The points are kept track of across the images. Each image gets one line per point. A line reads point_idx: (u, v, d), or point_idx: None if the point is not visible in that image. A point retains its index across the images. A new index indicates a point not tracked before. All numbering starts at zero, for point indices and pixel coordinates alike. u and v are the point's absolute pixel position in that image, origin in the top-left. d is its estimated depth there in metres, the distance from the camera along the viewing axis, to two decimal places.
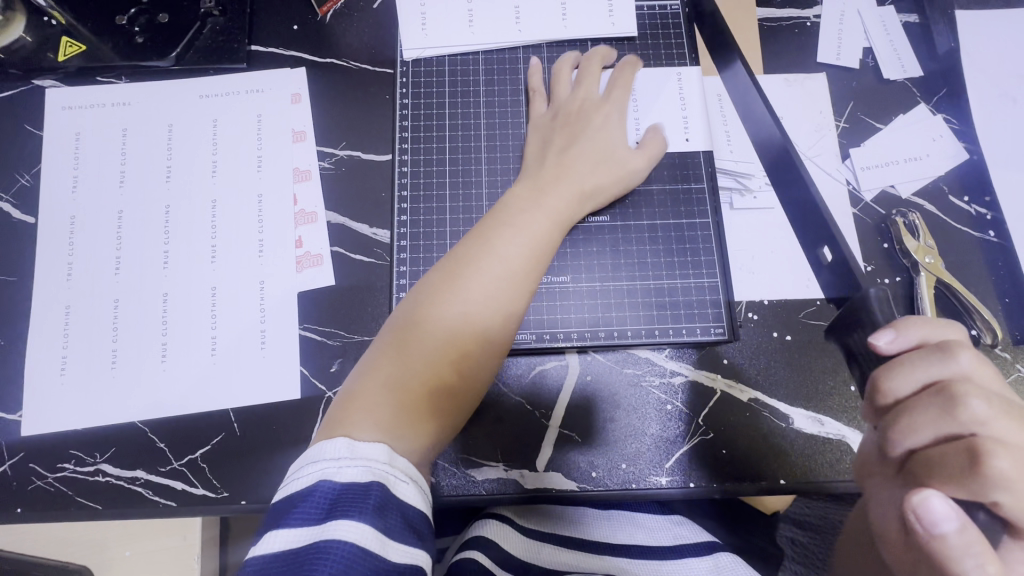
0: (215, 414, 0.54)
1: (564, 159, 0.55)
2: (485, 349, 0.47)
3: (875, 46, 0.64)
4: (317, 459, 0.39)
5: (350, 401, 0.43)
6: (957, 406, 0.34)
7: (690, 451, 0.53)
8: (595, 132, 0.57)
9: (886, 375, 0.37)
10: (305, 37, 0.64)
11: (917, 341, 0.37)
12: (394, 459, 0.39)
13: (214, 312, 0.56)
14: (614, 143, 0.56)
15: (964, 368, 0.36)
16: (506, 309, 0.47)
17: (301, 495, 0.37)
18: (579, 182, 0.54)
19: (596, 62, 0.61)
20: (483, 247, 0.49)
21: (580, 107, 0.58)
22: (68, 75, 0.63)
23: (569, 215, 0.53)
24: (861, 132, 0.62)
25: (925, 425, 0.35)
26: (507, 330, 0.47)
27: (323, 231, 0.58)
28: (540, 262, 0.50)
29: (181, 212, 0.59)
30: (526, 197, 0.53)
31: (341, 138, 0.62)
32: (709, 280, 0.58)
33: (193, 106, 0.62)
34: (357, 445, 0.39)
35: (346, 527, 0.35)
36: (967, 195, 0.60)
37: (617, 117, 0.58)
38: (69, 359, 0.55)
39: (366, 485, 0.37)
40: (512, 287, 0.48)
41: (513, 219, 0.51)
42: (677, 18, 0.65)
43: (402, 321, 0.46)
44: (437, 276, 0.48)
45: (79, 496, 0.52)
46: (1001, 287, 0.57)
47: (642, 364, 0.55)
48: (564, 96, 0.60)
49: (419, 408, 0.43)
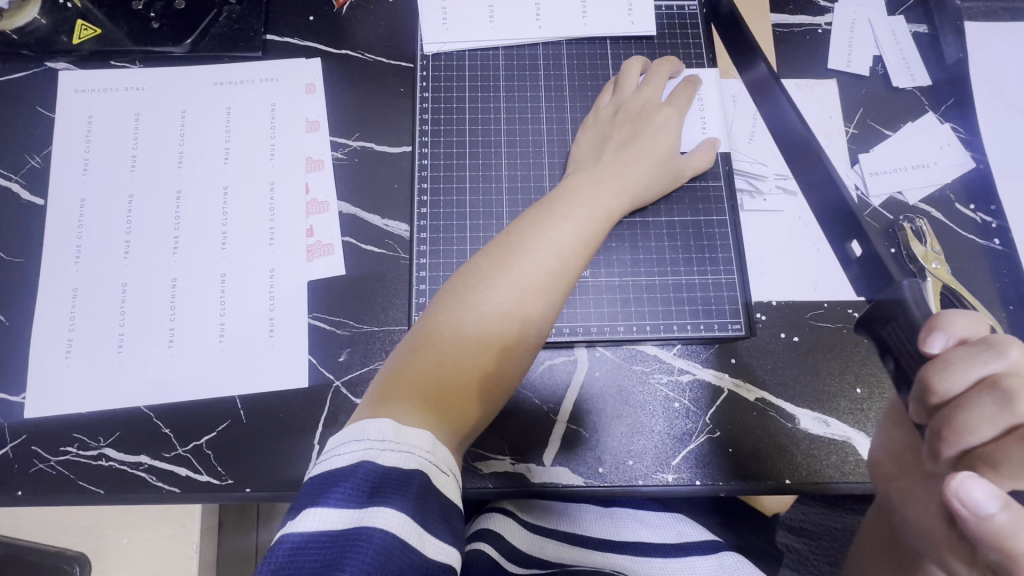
0: (221, 401, 0.53)
1: (623, 154, 0.55)
2: (531, 341, 0.46)
3: (885, 55, 0.65)
4: (362, 436, 0.38)
5: (394, 380, 0.43)
6: (1018, 403, 0.31)
7: (697, 449, 0.53)
8: (655, 134, 0.56)
9: (936, 375, 0.33)
10: (321, 28, 0.65)
11: (963, 337, 0.34)
12: (438, 447, 0.39)
13: (223, 299, 0.56)
14: (670, 148, 0.57)
15: (1015, 361, 0.32)
16: (555, 299, 0.47)
17: (342, 474, 0.37)
18: (633, 180, 0.54)
19: (667, 69, 0.61)
20: (537, 234, 0.48)
21: (642, 106, 0.58)
22: (82, 58, 0.63)
23: (620, 208, 0.53)
24: (870, 138, 0.63)
25: (983, 423, 0.32)
26: (554, 320, 0.47)
27: (335, 221, 0.58)
28: (589, 253, 0.50)
29: (192, 198, 0.58)
30: (581, 187, 0.52)
31: (355, 130, 0.62)
32: (726, 274, 0.58)
33: (207, 93, 0.62)
34: (401, 428, 0.39)
35: (389, 514, 0.35)
36: (973, 203, 0.61)
37: (678, 121, 0.58)
38: (74, 342, 0.54)
39: (408, 472, 0.37)
40: (565, 279, 0.47)
41: (566, 207, 0.50)
42: (693, 19, 0.66)
43: (449, 300, 0.46)
44: (485, 258, 0.47)
45: (80, 480, 0.52)
46: (1004, 295, 0.58)
47: (650, 362, 0.56)
48: (630, 91, 0.60)
49: (462, 393, 0.43)
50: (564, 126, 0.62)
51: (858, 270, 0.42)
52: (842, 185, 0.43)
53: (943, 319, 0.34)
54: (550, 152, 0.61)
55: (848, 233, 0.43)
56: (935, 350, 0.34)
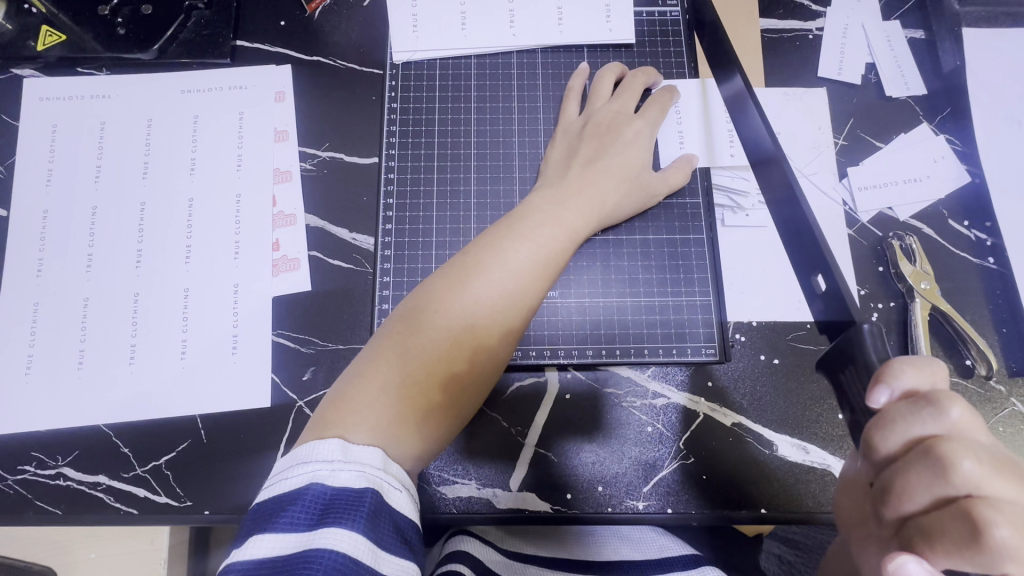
0: (181, 420, 0.52)
1: (590, 170, 0.53)
2: (488, 361, 0.45)
3: (877, 62, 0.62)
4: (309, 458, 0.36)
5: (342, 400, 0.41)
6: (953, 471, 0.29)
7: (670, 475, 0.51)
8: (625, 149, 0.54)
9: (873, 431, 0.32)
10: (292, 34, 0.63)
11: (910, 392, 0.31)
12: (389, 465, 0.37)
13: (185, 315, 0.54)
14: (643, 164, 0.55)
15: (957, 421, 0.30)
16: (514, 316, 0.45)
17: (289, 497, 0.35)
18: (602, 197, 0.52)
19: (643, 80, 0.59)
20: (496, 250, 0.46)
21: (613, 119, 0.56)
22: (47, 65, 0.61)
23: (588, 225, 0.51)
24: (860, 150, 0.60)
25: (918, 488, 0.30)
26: (514, 339, 0.46)
27: (301, 234, 0.57)
28: (553, 273, 0.48)
29: (156, 210, 0.57)
30: (546, 203, 0.50)
31: (324, 139, 0.60)
32: (702, 296, 0.56)
33: (174, 101, 0.60)
34: (351, 448, 0.37)
35: (338, 536, 0.33)
36: (967, 219, 0.58)
37: (648, 134, 0.56)
38: (34, 358, 0.53)
39: (360, 491, 0.35)
40: (526, 296, 0.46)
41: (528, 223, 0.48)
42: (676, 25, 0.63)
43: (405, 318, 0.44)
44: (443, 275, 0.46)
45: (38, 500, 0.51)
46: (997, 317, 0.55)
47: (622, 384, 0.54)
48: (600, 105, 0.58)
49: (415, 415, 0.41)
50: (539, 138, 0.60)
51: (821, 305, 0.41)
52: (804, 206, 0.41)
53: (888, 371, 0.31)
54: (521, 166, 0.59)
55: (813, 267, 0.42)
56: (877, 404, 0.32)
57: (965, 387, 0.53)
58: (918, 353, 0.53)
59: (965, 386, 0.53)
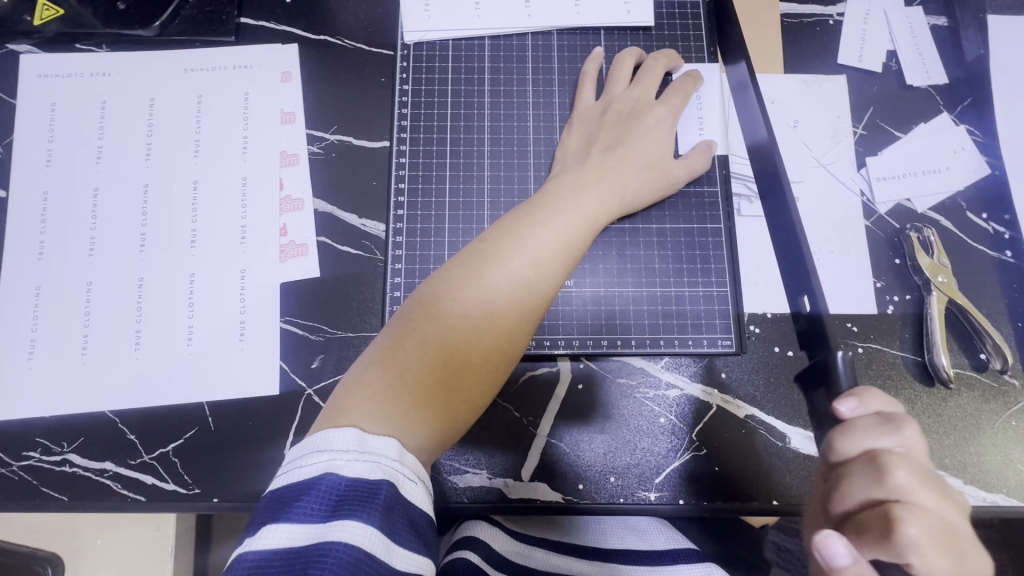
0: (189, 407, 0.52)
1: (610, 157, 0.52)
2: (505, 351, 0.43)
3: (899, 50, 0.61)
4: (324, 448, 0.35)
5: (357, 389, 0.40)
6: (888, 477, 0.36)
7: (682, 465, 0.51)
8: (646, 135, 0.53)
9: (835, 434, 0.39)
10: (299, 12, 0.61)
11: (876, 410, 0.38)
12: (404, 456, 0.37)
13: (191, 300, 0.53)
14: (663, 151, 0.54)
15: (907, 440, 0.37)
16: (531, 306, 0.44)
17: (304, 487, 0.34)
18: (623, 185, 0.51)
19: (663, 63, 0.57)
20: (514, 238, 0.45)
21: (634, 106, 0.55)
22: (45, 41, 0.59)
23: (608, 214, 0.50)
24: (879, 140, 0.59)
25: (856, 488, 0.37)
26: (530, 331, 0.45)
27: (310, 220, 0.56)
28: (573, 262, 0.47)
29: (161, 193, 0.56)
30: (565, 191, 0.49)
31: (333, 122, 0.58)
32: (717, 286, 0.55)
33: (177, 80, 0.58)
34: (367, 437, 0.36)
35: (353, 529, 0.32)
36: (985, 212, 0.57)
37: (670, 121, 0.55)
38: (37, 343, 0.52)
39: (375, 482, 0.34)
40: (544, 286, 0.45)
41: (547, 212, 0.47)
42: (696, 8, 0.62)
43: (420, 305, 0.43)
44: (459, 263, 0.45)
45: (43, 487, 0.50)
46: (1013, 311, 0.55)
47: (636, 375, 0.53)
48: (619, 91, 0.56)
49: (429, 406, 0.40)
50: (554, 123, 0.58)
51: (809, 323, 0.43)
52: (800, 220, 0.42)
53: (861, 389, 0.38)
54: (535, 152, 0.58)
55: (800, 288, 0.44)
56: (843, 412, 0.38)
57: (979, 381, 0.53)
58: (933, 347, 0.53)
59: (979, 380, 0.53)
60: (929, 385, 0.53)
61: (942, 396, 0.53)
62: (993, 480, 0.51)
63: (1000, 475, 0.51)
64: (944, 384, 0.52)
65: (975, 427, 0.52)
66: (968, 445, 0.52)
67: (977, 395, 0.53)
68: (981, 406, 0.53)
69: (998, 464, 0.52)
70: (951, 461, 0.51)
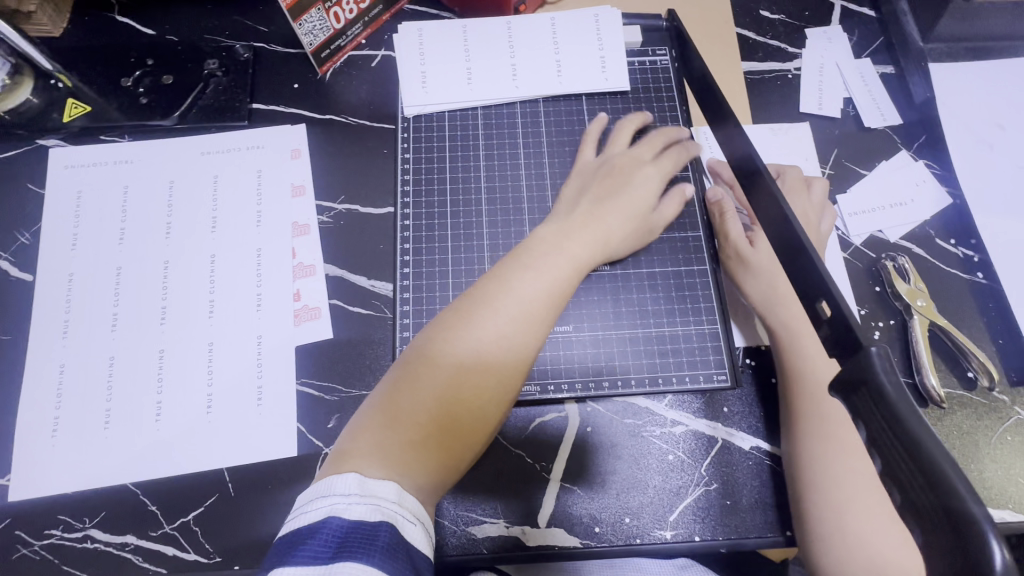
0: (209, 475, 0.53)
1: (597, 207, 0.56)
2: (498, 393, 0.45)
3: (854, 97, 0.67)
4: (327, 493, 0.38)
5: (359, 434, 0.43)
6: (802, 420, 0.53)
7: (694, 502, 0.52)
8: (634, 189, 0.58)
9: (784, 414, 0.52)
10: (306, 95, 0.67)
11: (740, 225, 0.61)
12: (402, 499, 0.39)
13: (210, 369, 0.55)
14: (648, 205, 0.58)
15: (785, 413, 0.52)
16: (521, 349, 0.46)
17: (309, 531, 0.36)
18: (606, 232, 0.55)
19: (671, 129, 0.63)
20: (502, 283, 0.48)
21: (628, 162, 0.59)
22: (71, 134, 0.64)
23: (592, 259, 0.53)
24: (847, 179, 0.64)
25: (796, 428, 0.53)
26: (521, 373, 0.46)
27: (322, 285, 0.59)
28: (559, 299, 0.49)
29: (179, 269, 0.59)
30: (551, 237, 0.53)
31: (340, 192, 0.63)
32: (709, 324, 0.58)
33: (194, 162, 0.63)
34: (366, 482, 0.39)
35: (354, 569, 0.33)
36: (953, 237, 0.61)
37: (657, 176, 0.59)
38: (60, 420, 0.54)
39: (375, 525, 0.36)
40: (531, 328, 0.47)
41: (532, 257, 0.50)
42: (666, 72, 0.68)
43: (417, 351, 0.46)
44: (453, 308, 0.48)
45: (65, 565, 0.50)
46: (993, 329, 0.58)
47: (642, 415, 0.55)
48: (618, 147, 0.62)
49: (425, 448, 0.42)
50: (546, 182, 0.63)
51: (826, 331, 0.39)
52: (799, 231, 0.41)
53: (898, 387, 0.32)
54: (530, 209, 0.62)
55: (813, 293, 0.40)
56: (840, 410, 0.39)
57: (970, 400, 0.55)
58: (921, 367, 0.55)
59: (969, 399, 0.55)
60: (923, 406, 0.55)
61: (937, 416, 0.55)
62: (998, 496, 0.52)
63: (1004, 490, 0.53)
64: (937, 404, 0.55)
65: (972, 444, 0.54)
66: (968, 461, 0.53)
67: (971, 412, 0.55)
68: (975, 423, 0.55)
69: (1000, 479, 0.53)
70: None
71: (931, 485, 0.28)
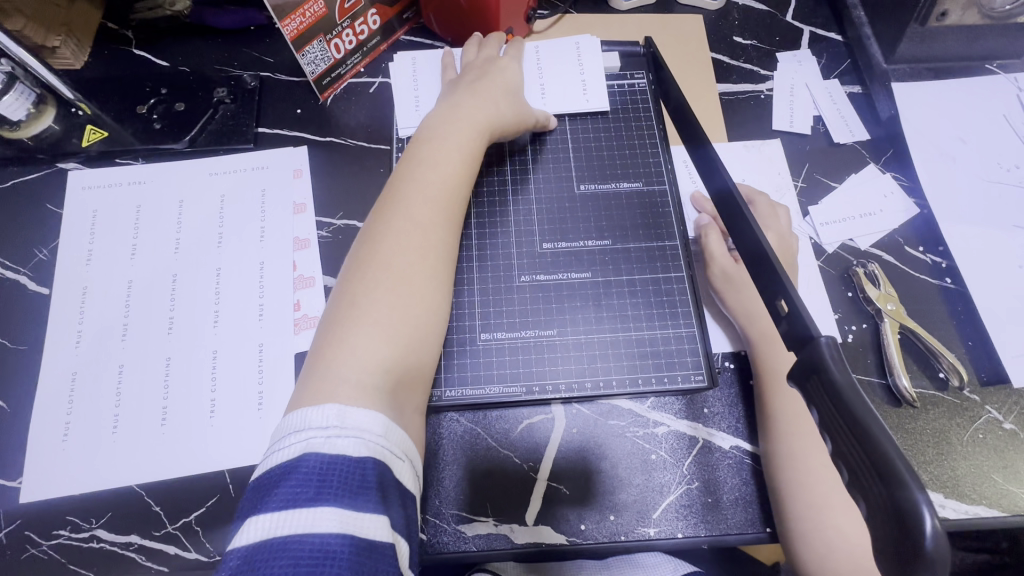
0: (210, 476, 0.55)
1: (476, 91, 0.64)
2: (413, 250, 0.52)
3: (823, 114, 0.71)
4: (303, 428, 0.40)
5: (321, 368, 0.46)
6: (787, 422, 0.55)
7: (677, 500, 0.54)
8: (499, 77, 0.66)
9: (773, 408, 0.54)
10: (308, 119, 0.71)
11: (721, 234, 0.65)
12: (386, 431, 0.42)
13: (213, 375, 0.58)
14: (515, 82, 0.67)
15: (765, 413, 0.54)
16: (425, 214, 0.54)
17: (287, 469, 0.38)
18: (489, 108, 0.63)
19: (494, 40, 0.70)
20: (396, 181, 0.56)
21: (481, 66, 0.67)
22: (89, 158, 0.69)
23: (478, 131, 0.62)
24: (818, 191, 0.67)
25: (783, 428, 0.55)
26: (431, 230, 0.53)
27: (321, 295, 0.62)
28: (458, 198, 0.57)
29: (186, 281, 0.62)
30: (440, 130, 0.60)
31: (339, 209, 0.67)
32: (687, 328, 0.60)
33: (203, 182, 0.67)
34: (344, 412, 0.41)
35: (328, 513, 0.36)
36: (921, 245, 0.64)
37: (515, 69, 0.68)
38: (71, 425, 0.56)
39: (357, 459, 0.39)
40: (426, 193, 0.55)
41: (421, 152, 0.58)
42: (643, 94, 0.72)
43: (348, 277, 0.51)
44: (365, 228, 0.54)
45: (71, 564, 0.52)
46: (962, 331, 0.60)
47: (625, 416, 0.58)
48: (469, 61, 0.69)
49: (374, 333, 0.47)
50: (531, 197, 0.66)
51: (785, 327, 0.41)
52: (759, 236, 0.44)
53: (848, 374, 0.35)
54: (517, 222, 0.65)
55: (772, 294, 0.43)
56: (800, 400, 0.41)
57: (942, 399, 0.57)
58: (893, 368, 0.58)
59: (942, 398, 0.57)
60: (897, 406, 0.57)
61: (911, 414, 0.57)
62: (973, 492, 0.54)
63: (979, 487, 0.54)
64: (910, 403, 0.57)
65: (946, 442, 0.56)
66: (943, 459, 0.55)
67: (944, 411, 0.57)
68: (948, 421, 0.57)
69: (974, 476, 0.54)
70: (929, 475, 0.55)
71: (872, 462, 0.30)
